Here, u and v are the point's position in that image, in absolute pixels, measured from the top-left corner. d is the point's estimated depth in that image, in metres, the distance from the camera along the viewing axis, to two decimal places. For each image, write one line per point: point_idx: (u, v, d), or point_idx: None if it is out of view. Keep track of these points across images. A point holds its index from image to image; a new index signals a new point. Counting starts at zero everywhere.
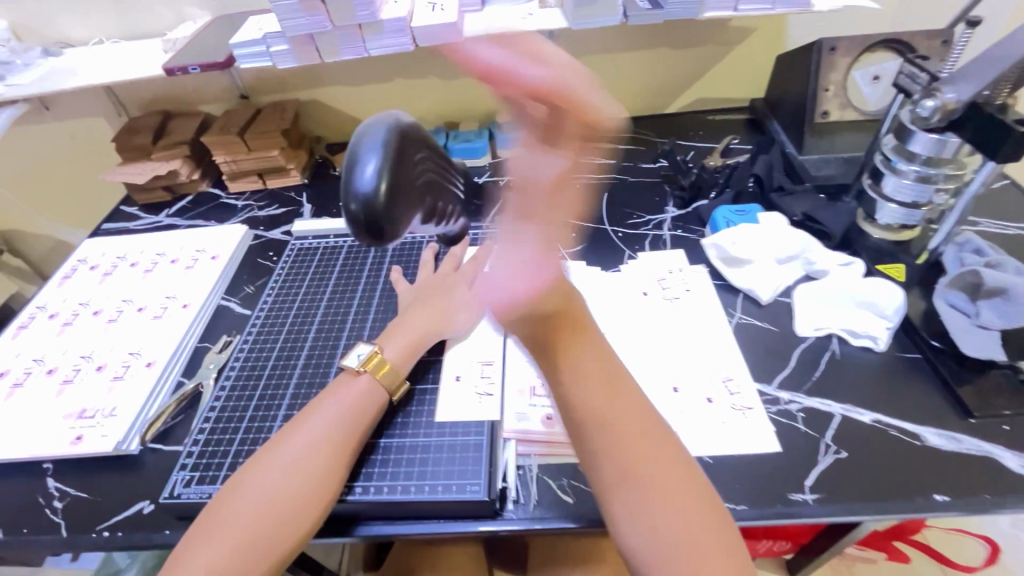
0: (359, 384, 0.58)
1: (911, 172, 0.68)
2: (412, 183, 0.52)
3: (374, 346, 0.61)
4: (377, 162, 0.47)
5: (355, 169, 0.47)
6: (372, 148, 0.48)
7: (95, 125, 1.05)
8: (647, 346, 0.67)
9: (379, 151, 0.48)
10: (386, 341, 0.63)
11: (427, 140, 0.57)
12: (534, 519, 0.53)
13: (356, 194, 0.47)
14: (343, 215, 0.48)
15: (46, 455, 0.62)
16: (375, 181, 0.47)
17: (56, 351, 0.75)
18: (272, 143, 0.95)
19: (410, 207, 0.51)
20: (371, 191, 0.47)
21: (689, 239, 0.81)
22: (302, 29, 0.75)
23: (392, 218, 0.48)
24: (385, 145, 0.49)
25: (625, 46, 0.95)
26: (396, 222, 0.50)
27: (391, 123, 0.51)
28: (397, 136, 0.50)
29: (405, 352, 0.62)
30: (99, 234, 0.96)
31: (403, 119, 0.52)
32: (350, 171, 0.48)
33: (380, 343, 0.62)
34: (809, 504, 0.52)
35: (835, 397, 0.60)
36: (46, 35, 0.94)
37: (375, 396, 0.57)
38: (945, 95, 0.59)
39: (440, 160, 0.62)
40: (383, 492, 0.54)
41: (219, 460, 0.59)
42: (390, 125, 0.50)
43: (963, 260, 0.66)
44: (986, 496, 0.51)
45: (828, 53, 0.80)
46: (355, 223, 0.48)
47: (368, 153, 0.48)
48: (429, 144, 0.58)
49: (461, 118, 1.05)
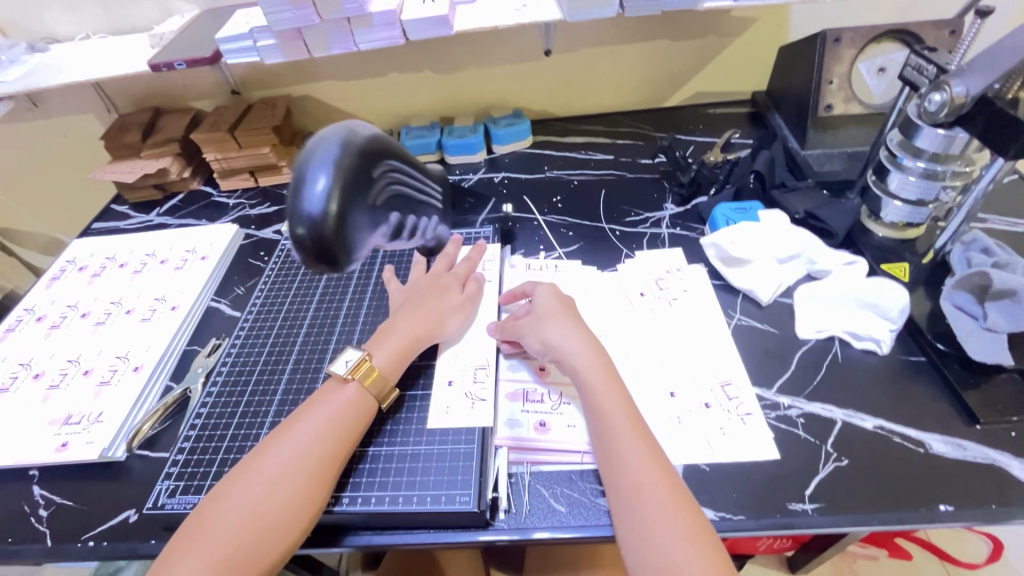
0: (348, 392, 0.56)
1: (917, 169, 0.66)
2: (371, 202, 0.52)
3: (362, 352, 0.59)
4: (328, 181, 0.47)
5: (303, 189, 0.47)
6: (322, 164, 0.48)
7: (83, 122, 1.03)
8: (644, 348, 0.65)
9: (329, 169, 0.48)
10: (374, 347, 0.61)
11: (390, 150, 0.55)
12: (526, 530, 0.52)
13: (304, 217, 0.47)
14: (290, 237, 0.49)
15: (32, 463, 0.61)
16: (324, 203, 0.47)
17: (43, 355, 0.73)
18: (262, 140, 0.92)
19: (366, 228, 0.51)
20: (319, 215, 0.47)
21: (688, 237, 0.79)
22: (287, 23, 0.72)
23: (342, 242, 0.49)
24: (338, 163, 0.48)
25: (622, 39, 0.93)
26: (348, 245, 0.50)
27: (347, 136, 0.50)
28: (353, 156, 0.49)
29: (395, 358, 0.60)
30: (89, 233, 0.95)
31: (358, 133, 0.51)
32: (297, 192, 0.47)
33: (368, 349, 0.60)
34: (809, 514, 0.51)
35: (836, 402, 0.59)
36: (31, 31, 0.92)
37: (363, 404, 0.56)
38: (953, 89, 0.56)
39: (412, 171, 0.60)
40: (371, 503, 0.52)
41: (204, 469, 0.57)
42: (345, 138, 0.49)
43: (969, 259, 0.63)
44: (992, 507, 0.50)
45: (833, 45, 0.77)
46: (303, 247, 0.48)
47: (317, 170, 0.48)
48: (395, 155, 0.56)
49: (455, 113, 1.03)
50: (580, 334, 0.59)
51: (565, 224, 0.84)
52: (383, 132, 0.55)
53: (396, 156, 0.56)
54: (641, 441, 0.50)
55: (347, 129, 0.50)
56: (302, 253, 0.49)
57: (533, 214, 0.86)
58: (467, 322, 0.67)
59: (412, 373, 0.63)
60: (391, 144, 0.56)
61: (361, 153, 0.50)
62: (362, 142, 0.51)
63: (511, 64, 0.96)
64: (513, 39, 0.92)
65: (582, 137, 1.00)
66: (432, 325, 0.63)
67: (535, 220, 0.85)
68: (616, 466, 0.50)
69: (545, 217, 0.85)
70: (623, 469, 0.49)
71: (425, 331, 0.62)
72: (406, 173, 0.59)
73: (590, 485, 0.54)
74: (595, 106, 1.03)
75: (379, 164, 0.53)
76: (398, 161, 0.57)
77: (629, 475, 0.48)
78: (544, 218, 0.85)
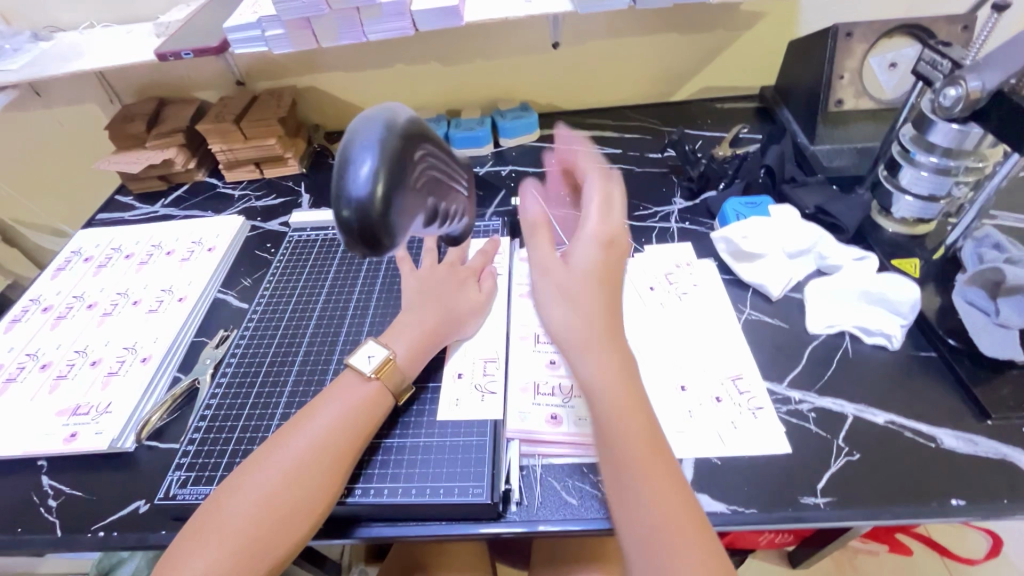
0: (366, 387, 0.56)
1: (929, 164, 0.66)
2: (412, 187, 0.51)
3: (385, 350, 0.58)
4: (374, 164, 0.46)
5: (349, 173, 0.46)
6: (369, 148, 0.46)
7: (87, 112, 1.02)
8: (655, 342, 0.65)
9: (375, 153, 0.46)
10: (394, 340, 0.60)
11: (427, 135, 0.54)
12: (538, 522, 0.52)
13: (350, 200, 0.46)
14: (335, 224, 0.47)
15: (42, 453, 0.61)
16: (373, 187, 0.45)
17: (50, 346, 0.73)
18: (268, 131, 0.92)
19: (409, 211, 0.50)
20: (368, 199, 0.45)
21: (697, 232, 0.79)
22: (297, 11, 0.72)
23: (388, 227, 0.47)
24: (385, 147, 0.47)
25: (632, 31, 0.92)
26: (392, 230, 0.49)
27: (389, 119, 0.48)
28: (398, 136, 0.48)
29: (413, 353, 0.59)
30: (93, 224, 0.95)
31: (401, 116, 0.50)
32: (343, 174, 0.46)
33: (388, 344, 0.59)
34: (821, 508, 0.51)
35: (847, 397, 0.59)
36: (36, 19, 0.91)
37: (381, 401, 0.56)
38: (969, 84, 0.56)
39: (446, 159, 0.59)
40: (382, 494, 0.53)
41: (215, 460, 0.57)
42: (388, 121, 0.48)
43: (981, 256, 0.63)
44: (1003, 502, 0.50)
45: (844, 39, 0.77)
46: (351, 232, 0.47)
47: (362, 154, 0.46)
48: (432, 142, 0.55)
49: (462, 105, 1.03)
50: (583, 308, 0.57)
51: None
52: (421, 117, 0.53)
53: (433, 142, 0.55)
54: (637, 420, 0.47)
55: (388, 113, 0.49)
56: (347, 240, 0.47)
57: None
58: (482, 317, 0.66)
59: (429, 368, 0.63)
60: (427, 130, 0.54)
61: (404, 136, 0.49)
62: (405, 125, 0.49)
63: (518, 57, 0.95)
64: (522, 31, 0.92)
65: (590, 131, 1.00)
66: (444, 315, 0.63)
67: None
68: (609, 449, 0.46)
69: None
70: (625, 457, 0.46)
71: (442, 326, 0.62)
72: (441, 160, 0.57)
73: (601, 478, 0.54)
74: (602, 101, 1.03)
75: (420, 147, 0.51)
76: (434, 148, 0.56)
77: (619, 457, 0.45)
78: None
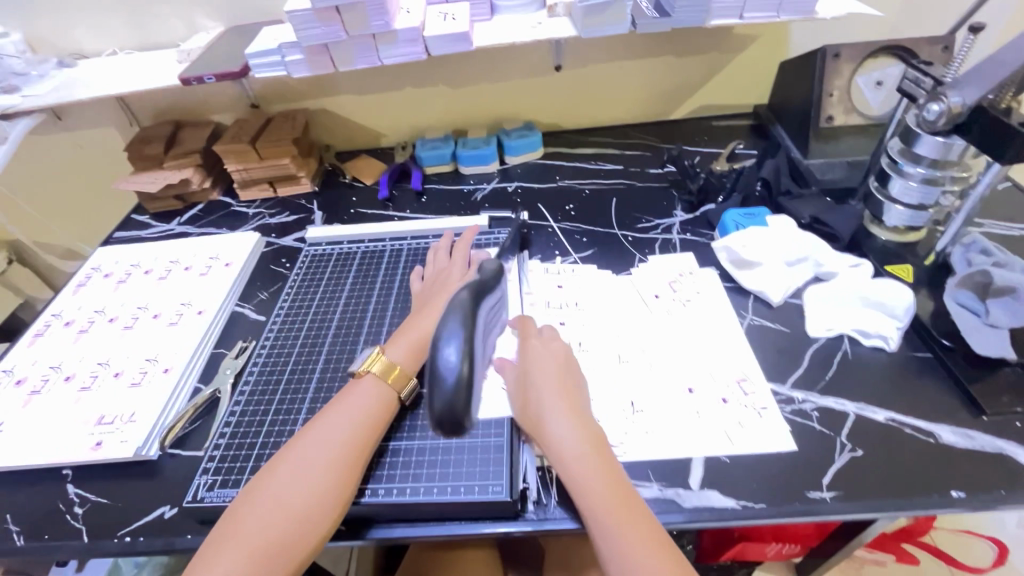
0: (362, 386, 0.58)
1: (916, 174, 0.70)
2: (483, 349, 0.48)
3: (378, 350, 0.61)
4: (459, 347, 0.43)
5: (436, 360, 0.43)
6: (454, 333, 0.44)
7: (105, 134, 1.06)
8: (662, 347, 0.67)
9: (460, 337, 0.44)
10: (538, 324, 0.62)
11: (480, 292, 0.49)
12: (554, 520, 0.54)
13: (441, 386, 0.42)
14: (430, 416, 0.43)
15: (67, 462, 0.63)
16: (459, 368, 0.42)
17: (73, 358, 0.75)
18: (283, 151, 0.96)
19: (481, 382, 0.46)
20: (456, 381, 0.42)
21: (699, 242, 0.82)
22: (316, 38, 0.76)
23: (470, 411, 0.43)
24: (466, 329, 0.44)
25: (630, 54, 0.97)
26: (473, 410, 0.44)
27: (465, 313, 0.46)
28: (467, 333, 0.44)
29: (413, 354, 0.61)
30: (111, 242, 0.97)
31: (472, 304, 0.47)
32: (430, 354, 0.44)
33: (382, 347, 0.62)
34: (827, 502, 0.53)
35: (848, 396, 0.61)
36: (61, 47, 0.96)
37: (383, 396, 0.58)
38: (951, 99, 0.61)
39: (494, 300, 0.52)
40: (405, 493, 0.55)
41: (241, 464, 0.59)
42: (463, 312, 0.46)
43: (969, 260, 0.66)
44: (1001, 492, 0.52)
45: (832, 60, 0.81)
46: (433, 411, 0.42)
47: (449, 337, 0.44)
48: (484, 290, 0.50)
49: (468, 126, 1.07)
50: (544, 358, 0.57)
51: (580, 230, 0.87)
52: (472, 285, 0.50)
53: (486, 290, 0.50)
54: (574, 421, 0.52)
55: (463, 312, 0.46)
56: (433, 427, 0.43)
57: (547, 222, 0.89)
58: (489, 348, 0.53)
59: (460, 395, 0.42)
60: (477, 287, 0.50)
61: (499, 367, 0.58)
62: (471, 304, 0.47)
63: (521, 78, 1.00)
64: (527, 54, 0.96)
65: (592, 148, 1.04)
66: (473, 304, 0.47)
67: (549, 227, 0.88)
68: (580, 478, 0.49)
69: (559, 224, 0.88)
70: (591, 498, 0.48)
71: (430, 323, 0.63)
72: (490, 300, 0.51)
73: None
74: (604, 119, 1.07)
75: (468, 305, 0.47)
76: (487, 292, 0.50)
77: (585, 488, 0.49)
78: (558, 225, 0.88)
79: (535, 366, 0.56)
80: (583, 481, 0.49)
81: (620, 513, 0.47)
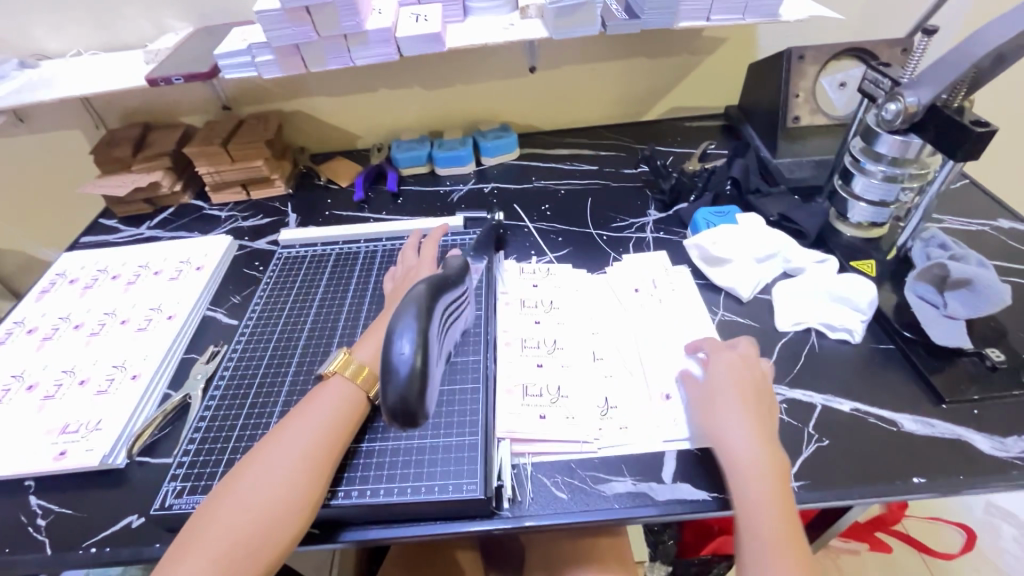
0: (331, 388, 0.57)
1: (878, 172, 0.72)
2: (438, 344, 0.48)
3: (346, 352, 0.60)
4: (413, 340, 0.43)
5: (390, 351, 0.43)
6: (408, 325, 0.44)
7: (70, 136, 1.03)
8: (636, 344, 0.68)
9: (414, 330, 0.44)
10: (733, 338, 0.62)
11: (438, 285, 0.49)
12: (530, 517, 0.54)
13: (393, 378, 0.43)
14: (382, 407, 0.43)
15: (30, 472, 0.61)
16: (412, 360, 0.42)
17: (36, 366, 0.73)
18: (255, 153, 0.95)
19: (434, 377, 0.46)
20: (407, 372, 0.42)
21: (672, 241, 0.83)
22: (286, 39, 0.75)
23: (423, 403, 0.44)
24: (421, 322, 0.44)
25: (602, 56, 0.98)
26: (426, 403, 0.45)
27: (420, 303, 0.46)
28: (420, 324, 0.44)
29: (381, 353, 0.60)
30: (78, 247, 0.95)
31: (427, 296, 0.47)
32: (384, 346, 0.44)
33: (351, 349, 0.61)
34: (795, 491, 0.54)
35: (815, 388, 0.63)
36: (21, 47, 0.93)
37: (352, 397, 0.57)
38: (906, 99, 0.63)
39: (455, 294, 0.52)
40: (379, 494, 0.54)
41: (211, 469, 0.58)
42: (419, 303, 0.45)
43: (928, 255, 0.69)
44: (960, 477, 0.54)
45: (797, 61, 0.84)
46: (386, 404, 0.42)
47: (403, 330, 0.44)
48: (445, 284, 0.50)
49: (444, 127, 1.07)
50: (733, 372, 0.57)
51: (555, 230, 0.87)
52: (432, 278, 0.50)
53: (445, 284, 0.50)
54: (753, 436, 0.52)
55: (418, 303, 0.46)
56: (386, 416, 0.43)
57: (523, 222, 0.90)
58: (445, 341, 0.54)
59: (412, 386, 0.42)
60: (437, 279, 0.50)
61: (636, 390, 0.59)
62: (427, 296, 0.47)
63: (495, 80, 1.00)
64: (500, 57, 0.97)
65: (567, 149, 1.04)
66: (431, 298, 0.47)
67: (525, 227, 0.88)
68: (740, 489, 0.49)
69: (535, 224, 0.89)
70: (758, 509, 0.48)
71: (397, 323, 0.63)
72: (450, 295, 0.51)
73: (589, 472, 0.57)
74: (578, 120, 1.08)
75: (426, 297, 0.46)
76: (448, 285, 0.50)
77: (748, 502, 0.48)
78: (534, 225, 0.89)
79: (724, 377, 0.57)
80: (749, 494, 0.49)
81: (776, 530, 0.47)
